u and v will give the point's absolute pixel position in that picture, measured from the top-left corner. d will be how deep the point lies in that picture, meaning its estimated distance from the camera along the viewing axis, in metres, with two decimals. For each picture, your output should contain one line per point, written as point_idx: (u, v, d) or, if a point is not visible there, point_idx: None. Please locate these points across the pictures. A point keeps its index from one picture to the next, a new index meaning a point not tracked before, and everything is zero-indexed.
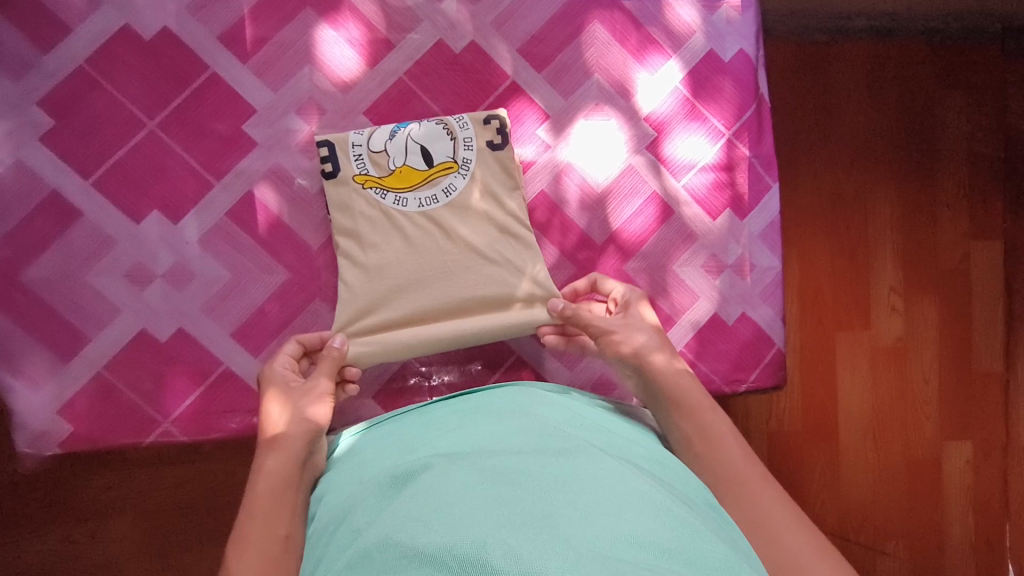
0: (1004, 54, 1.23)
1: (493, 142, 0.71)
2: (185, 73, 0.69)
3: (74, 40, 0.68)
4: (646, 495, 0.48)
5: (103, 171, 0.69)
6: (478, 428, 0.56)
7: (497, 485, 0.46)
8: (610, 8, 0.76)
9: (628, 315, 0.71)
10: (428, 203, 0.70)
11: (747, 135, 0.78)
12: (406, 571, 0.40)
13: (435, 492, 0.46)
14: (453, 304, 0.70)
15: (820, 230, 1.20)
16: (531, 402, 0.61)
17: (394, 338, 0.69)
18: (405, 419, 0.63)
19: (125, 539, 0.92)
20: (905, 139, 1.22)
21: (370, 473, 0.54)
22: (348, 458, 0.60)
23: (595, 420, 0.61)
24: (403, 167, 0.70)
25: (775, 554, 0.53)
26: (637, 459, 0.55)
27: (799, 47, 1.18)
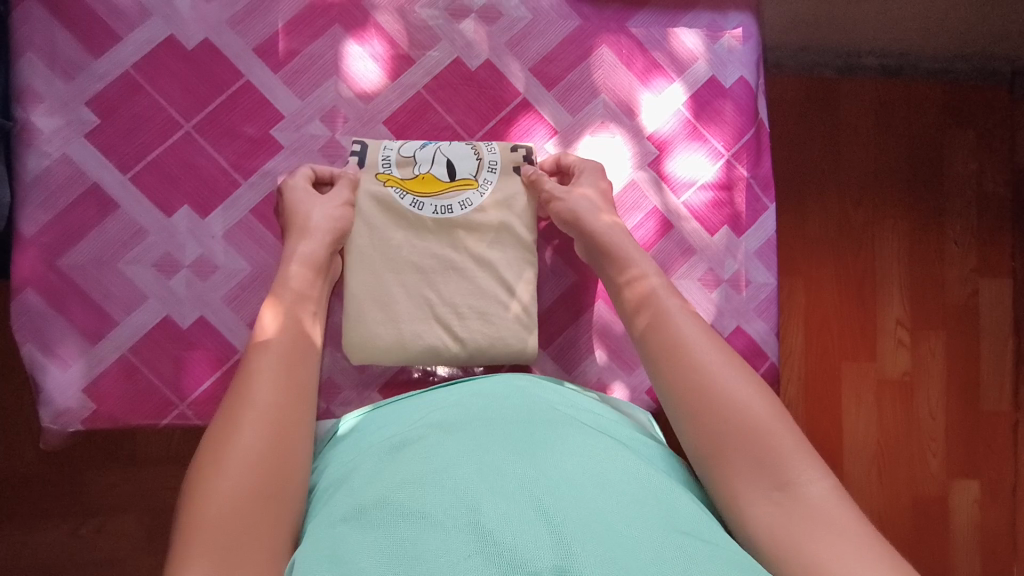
0: (1011, 97, 1.28)
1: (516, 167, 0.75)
2: (221, 80, 0.75)
3: (123, 47, 0.74)
4: (628, 467, 0.52)
5: (141, 167, 0.74)
6: (473, 405, 0.60)
7: (492, 454, 0.50)
8: (618, 34, 0.81)
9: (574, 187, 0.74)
10: (443, 211, 0.73)
11: (746, 157, 0.82)
12: (404, 529, 0.44)
13: (431, 458, 0.51)
14: (445, 304, 0.72)
15: (827, 260, 1.22)
16: (531, 387, 0.64)
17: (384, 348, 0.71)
18: (408, 401, 0.66)
19: (130, 535, 0.96)
20: (914, 175, 1.25)
21: (371, 444, 0.58)
22: (351, 434, 0.63)
23: (586, 405, 0.64)
24: (427, 175, 0.74)
25: (725, 416, 0.53)
26: (622, 436, 0.59)
27: (807, 83, 1.22)
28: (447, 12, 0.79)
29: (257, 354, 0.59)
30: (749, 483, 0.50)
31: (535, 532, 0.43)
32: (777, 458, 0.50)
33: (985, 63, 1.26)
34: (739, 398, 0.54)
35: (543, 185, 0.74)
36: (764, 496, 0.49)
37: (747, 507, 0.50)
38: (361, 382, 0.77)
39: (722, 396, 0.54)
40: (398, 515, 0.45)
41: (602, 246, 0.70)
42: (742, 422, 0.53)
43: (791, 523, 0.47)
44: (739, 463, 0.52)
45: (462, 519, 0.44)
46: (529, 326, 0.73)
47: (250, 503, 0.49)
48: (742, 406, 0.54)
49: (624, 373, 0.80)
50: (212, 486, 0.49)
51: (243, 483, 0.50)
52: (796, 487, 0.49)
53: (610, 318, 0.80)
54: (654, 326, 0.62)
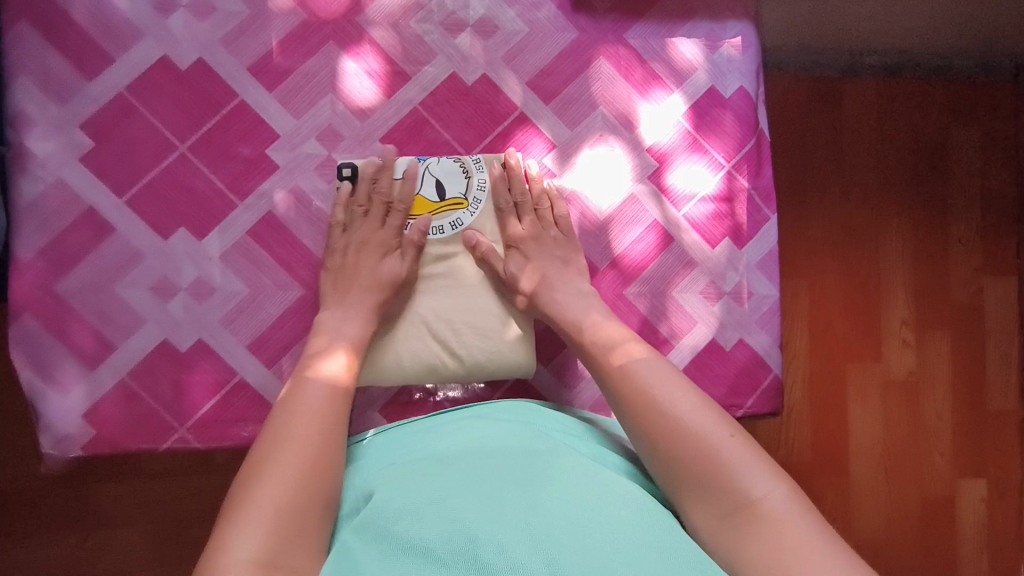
0: (1013, 93, 1.26)
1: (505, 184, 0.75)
2: (215, 100, 0.75)
3: (115, 69, 0.73)
4: (625, 496, 0.51)
5: (137, 189, 0.74)
6: (469, 432, 0.60)
7: (490, 485, 0.50)
8: (616, 45, 0.80)
9: (529, 254, 0.74)
10: (434, 233, 0.74)
11: (747, 168, 0.81)
12: (400, 560, 0.44)
13: (430, 488, 0.51)
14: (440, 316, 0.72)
15: (832, 261, 1.21)
16: (535, 417, 0.64)
17: (377, 362, 0.71)
18: (408, 425, 0.66)
19: (134, 548, 0.96)
20: (917, 173, 1.24)
21: (372, 473, 0.58)
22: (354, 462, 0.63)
23: (581, 431, 0.64)
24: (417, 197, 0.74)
25: (676, 439, 0.56)
26: (619, 466, 0.59)
27: (811, 83, 1.21)
28: (443, 26, 0.78)
29: (312, 380, 0.62)
30: (706, 510, 0.53)
31: (529, 558, 0.43)
32: (733, 481, 0.52)
33: (987, 58, 1.25)
34: (687, 417, 0.57)
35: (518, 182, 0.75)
36: (719, 521, 0.52)
37: (710, 534, 0.52)
38: (362, 403, 0.76)
39: (665, 420, 0.57)
40: (400, 540, 0.46)
41: (557, 302, 0.71)
42: (695, 445, 0.55)
43: (751, 543, 0.49)
44: (703, 487, 0.54)
45: (460, 547, 0.44)
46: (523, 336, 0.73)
47: (289, 515, 0.50)
48: (692, 424, 0.56)
49: None
50: (255, 493, 0.51)
51: (290, 496, 0.51)
52: (750, 506, 0.51)
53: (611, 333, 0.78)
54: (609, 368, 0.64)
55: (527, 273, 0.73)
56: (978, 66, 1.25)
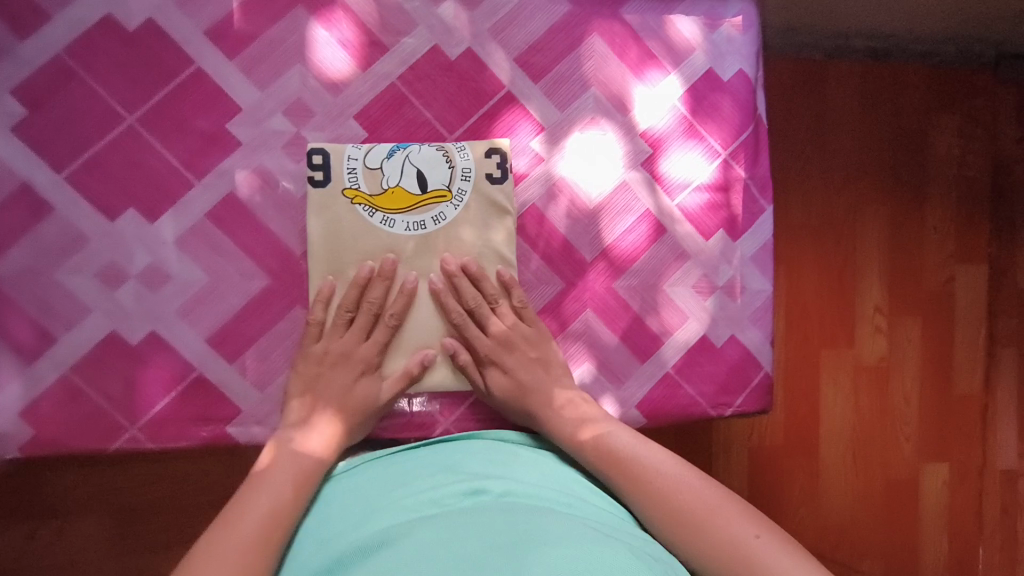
0: (995, 81, 1.25)
1: (493, 176, 0.70)
2: (170, 67, 0.67)
3: (53, 28, 0.65)
4: (605, 547, 0.46)
5: (79, 165, 0.66)
6: (448, 483, 0.58)
7: (463, 544, 0.46)
8: (610, 20, 0.75)
9: (508, 369, 0.70)
10: (416, 228, 0.69)
11: (743, 156, 0.77)
12: None
13: (405, 550, 0.46)
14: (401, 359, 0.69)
15: (809, 247, 1.20)
16: (509, 458, 0.64)
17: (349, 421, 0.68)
18: (382, 461, 0.64)
19: (90, 537, 0.94)
20: (896, 160, 1.22)
21: (342, 537, 0.53)
22: (322, 515, 0.59)
23: (564, 487, 0.61)
24: (397, 188, 0.68)
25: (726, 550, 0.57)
26: (603, 522, 0.54)
27: (795, 65, 1.18)
28: None
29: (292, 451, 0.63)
30: None
31: None
32: None
33: (970, 45, 1.23)
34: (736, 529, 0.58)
35: (493, 192, 0.70)
36: None
37: None
38: None
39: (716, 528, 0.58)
40: None
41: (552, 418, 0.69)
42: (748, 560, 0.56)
43: None
44: None
45: None
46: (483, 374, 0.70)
47: None
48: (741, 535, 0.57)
49: (612, 388, 0.74)
50: None
51: None
52: None
53: (599, 328, 0.74)
54: (613, 460, 0.65)
55: (514, 393, 0.70)
56: (961, 54, 1.23)
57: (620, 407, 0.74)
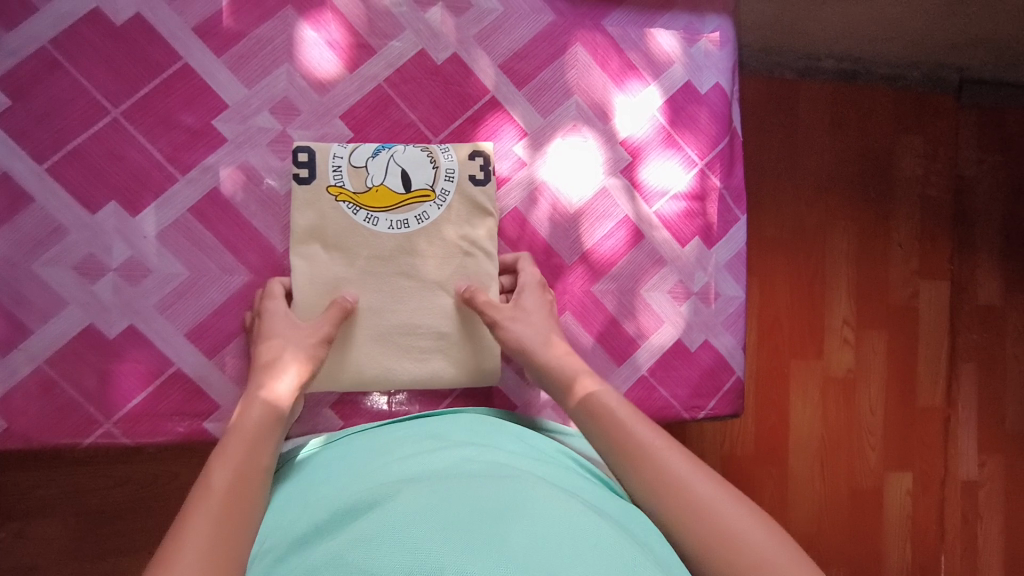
0: (958, 104, 1.30)
1: (476, 177, 0.71)
2: (156, 61, 0.67)
3: (37, 18, 0.65)
4: (588, 520, 0.44)
5: (60, 157, 0.66)
6: (434, 447, 0.57)
7: (450, 501, 0.44)
8: (593, 31, 0.77)
9: (520, 304, 0.70)
10: (399, 226, 0.70)
11: (719, 167, 0.80)
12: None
13: (392, 506, 0.44)
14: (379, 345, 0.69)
15: (780, 260, 1.24)
16: (492, 430, 0.62)
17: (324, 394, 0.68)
18: (362, 437, 0.63)
19: (52, 540, 0.92)
20: (864, 177, 1.27)
21: (324, 498, 0.52)
22: (302, 479, 0.58)
23: (545, 456, 0.60)
24: (381, 186, 0.69)
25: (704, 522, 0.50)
26: (583, 494, 0.53)
27: (768, 83, 1.22)
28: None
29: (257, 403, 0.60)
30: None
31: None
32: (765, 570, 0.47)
33: (936, 71, 1.28)
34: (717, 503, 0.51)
35: (474, 193, 0.71)
36: None
37: None
38: None
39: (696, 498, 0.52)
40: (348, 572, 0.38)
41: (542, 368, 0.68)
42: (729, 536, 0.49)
43: None
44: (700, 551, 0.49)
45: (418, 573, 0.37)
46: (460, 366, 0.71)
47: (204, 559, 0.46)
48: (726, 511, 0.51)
49: None
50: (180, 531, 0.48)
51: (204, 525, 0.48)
52: None
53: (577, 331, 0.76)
54: (596, 414, 0.61)
55: (513, 313, 0.69)
56: (927, 79, 1.29)
57: None
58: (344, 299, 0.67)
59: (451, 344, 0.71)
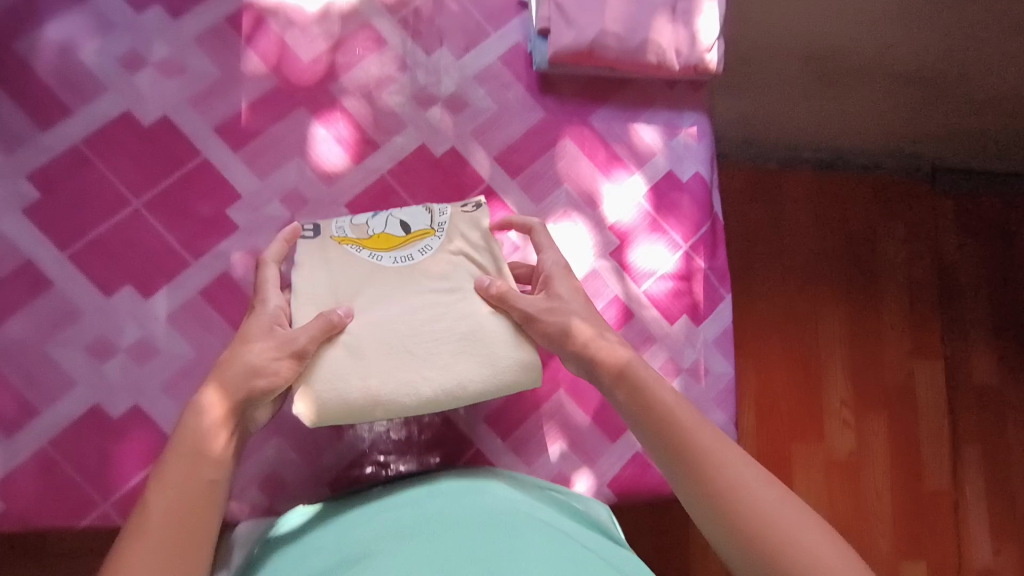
0: (935, 190, 1.38)
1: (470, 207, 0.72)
2: (177, 157, 0.73)
3: (73, 121, 0.72)
4: None
5: (82, 244, 0.70)
6: (430, 505, 0.58)
7: None
8: (580, 127, 0.84)
9: (553, 294, 0.68)
10: (403, 261, 0.69)
11: (703, 248, 0.84)
12: None
13: None
14: (399, 345, 0.64)
15: (774, 343, 1.28)
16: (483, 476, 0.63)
17: (351, 401, 0.62)
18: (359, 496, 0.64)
19: None
20: (849, 261, 1.33)
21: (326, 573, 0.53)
22: (299, 546, 0.59)
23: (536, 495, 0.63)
24: (381, 233, 0.70)
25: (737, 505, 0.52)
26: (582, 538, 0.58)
27: (752, 171, 1.34)
28: (414, 98, 0.80)
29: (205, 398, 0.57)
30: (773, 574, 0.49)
31: None
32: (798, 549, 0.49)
33: (912, 160, 1.38)
34: (747, 487, 0.53)
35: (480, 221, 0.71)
36: None
37: None
38: (309, 477, 0.72)
39: (727, 477, 0.54)
40: None
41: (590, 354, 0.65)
42: (763, 517, 0.51)
43: None
44: (734, 532, 0.52)
45: None
46: (493, 363, 0.65)
47: None
48: (757, 493, 0.53)
49: (583, 466, 0.76)
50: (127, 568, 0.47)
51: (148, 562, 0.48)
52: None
53: (571, 407, 0.77)
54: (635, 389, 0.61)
55: (552, 308, 0.66)
56: (901, 167, 1.38)
57: (593, 484, 0.76)
58: (331, 313, 0.63)
59: (476, 346, 0.65)
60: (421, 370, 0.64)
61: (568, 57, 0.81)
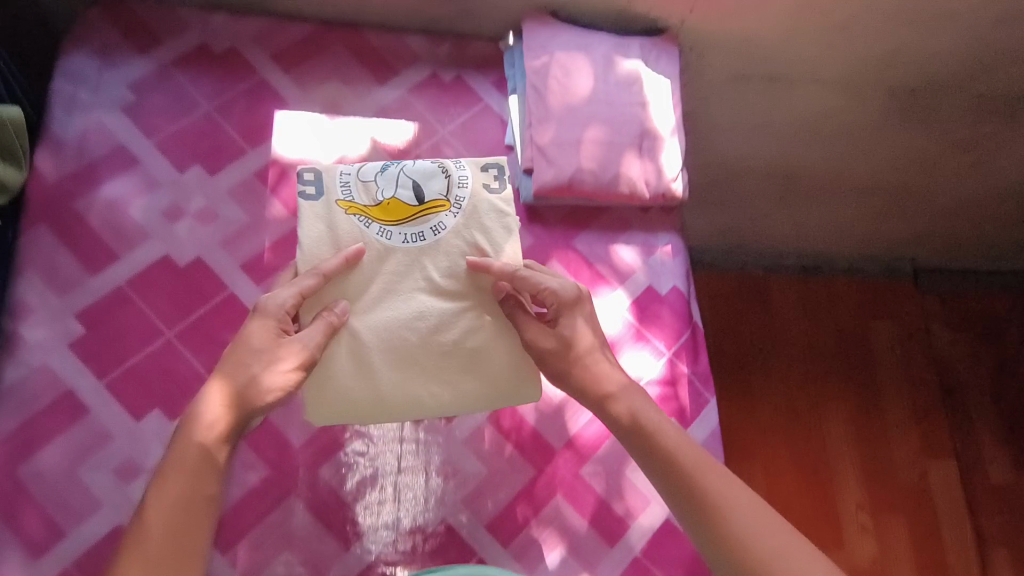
0: (918, 287, 1.60)
1: (488, 187, 0.78)
2: (207, 292, 0.83)
3: (119, 266, 0.82)
4: None
5: (117, 374, 0.78)
6: None
7: None
8: (566, 249, 0.94)
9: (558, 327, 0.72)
10: (412, 238, 0.76)
11: (685, 355, 0.91)
12: None
13: None
14: (407, 355, 0.72)
15: (782, 448, 1.40)
16: None
17: (360, 406, 0.70)
18: None
19: None
20: (844, 362, 1.50)
21: None
22: None
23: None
24: (392, 201, 0.76)
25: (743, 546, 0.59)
26: None
27: (741, 277, 1.56)
28: None
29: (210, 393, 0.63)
30: None
31: None
32: None
33: (890, 262, 1.61)
34: (751, 529, 0.60)
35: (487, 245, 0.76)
36: None
37: None
38: None
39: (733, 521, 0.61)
40: None
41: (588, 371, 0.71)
42: (766, 558, 0.59)
43: None
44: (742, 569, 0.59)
45: None
46: (490, 374, 0.74)
47: None
48: (759, 534, 0.60)
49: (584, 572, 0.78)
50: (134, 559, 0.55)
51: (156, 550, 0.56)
52: None
53: (569, 513, 0.81)
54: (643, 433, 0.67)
55: (559, 350, 0.71)
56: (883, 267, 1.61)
57: None
58: (331, 313, 0.69)
59: (475, 363, 0.73)
60: (425, 379, 0.72)
61: (550, 190, 0.92)
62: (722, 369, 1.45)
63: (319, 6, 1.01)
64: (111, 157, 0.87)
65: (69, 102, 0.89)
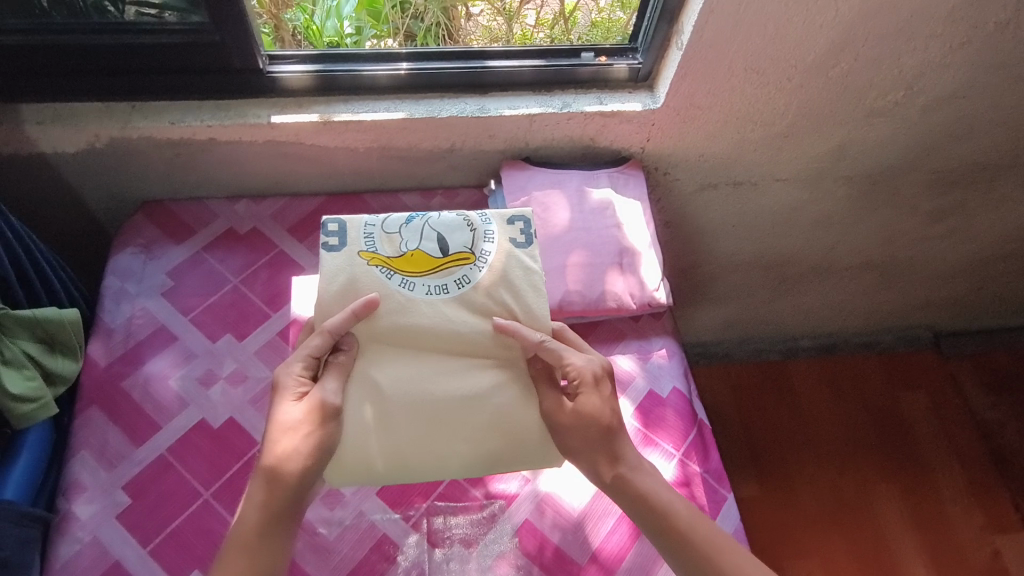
0: (942, 353, 1.65)
1: (514, 241, 0.85)
2: (239, 450, 0.90)
3: (160, 435, 0.90)
4: None
5: (161, 539, 0.83)
6: None
7: None
8: None
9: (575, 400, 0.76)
10: (436, 290, 0.81)
11: (695, 454, 0.94)
12: None
13: None
14: (423, 411, 0.76)
15: (837, 538, 1.39)
16: None
17: (379, 469, 0.75)
18: None
19: None
20: (880, 439, 1.52)
21: None
22: None
23: None
24: (416, 252, 0.81)
25: None
26: None
27: (758, 365, 1.62)
28: None
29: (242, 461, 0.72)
30: None
31: None
32: None
33: (907, 332, 1.67)
34: None
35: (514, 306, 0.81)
36: None
37: None
38: None
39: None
40: None
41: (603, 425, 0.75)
42: None
43: None
44: None
45: None
46: (503, 425, 0.76)
47: None
48: None
49: None
50: None
51: None
52: None
53: None
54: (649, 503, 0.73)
55: (578, 423, 0.75)
56: (902, 337, 1.66)
57: None
58: (339, 359, 0.76)
59: (490, 415, 0.76)
60: (441, 433, 0.76)
61: None
62: (756, 462, 1.48)
63: (325, 181, 1.16)
64: (154, 338, 0.98)
65: (117, 294, 1.02)
